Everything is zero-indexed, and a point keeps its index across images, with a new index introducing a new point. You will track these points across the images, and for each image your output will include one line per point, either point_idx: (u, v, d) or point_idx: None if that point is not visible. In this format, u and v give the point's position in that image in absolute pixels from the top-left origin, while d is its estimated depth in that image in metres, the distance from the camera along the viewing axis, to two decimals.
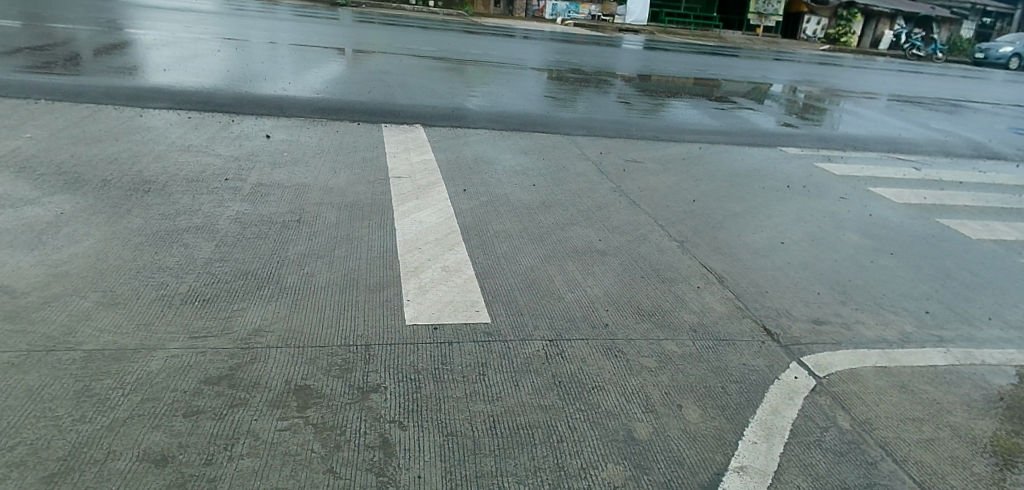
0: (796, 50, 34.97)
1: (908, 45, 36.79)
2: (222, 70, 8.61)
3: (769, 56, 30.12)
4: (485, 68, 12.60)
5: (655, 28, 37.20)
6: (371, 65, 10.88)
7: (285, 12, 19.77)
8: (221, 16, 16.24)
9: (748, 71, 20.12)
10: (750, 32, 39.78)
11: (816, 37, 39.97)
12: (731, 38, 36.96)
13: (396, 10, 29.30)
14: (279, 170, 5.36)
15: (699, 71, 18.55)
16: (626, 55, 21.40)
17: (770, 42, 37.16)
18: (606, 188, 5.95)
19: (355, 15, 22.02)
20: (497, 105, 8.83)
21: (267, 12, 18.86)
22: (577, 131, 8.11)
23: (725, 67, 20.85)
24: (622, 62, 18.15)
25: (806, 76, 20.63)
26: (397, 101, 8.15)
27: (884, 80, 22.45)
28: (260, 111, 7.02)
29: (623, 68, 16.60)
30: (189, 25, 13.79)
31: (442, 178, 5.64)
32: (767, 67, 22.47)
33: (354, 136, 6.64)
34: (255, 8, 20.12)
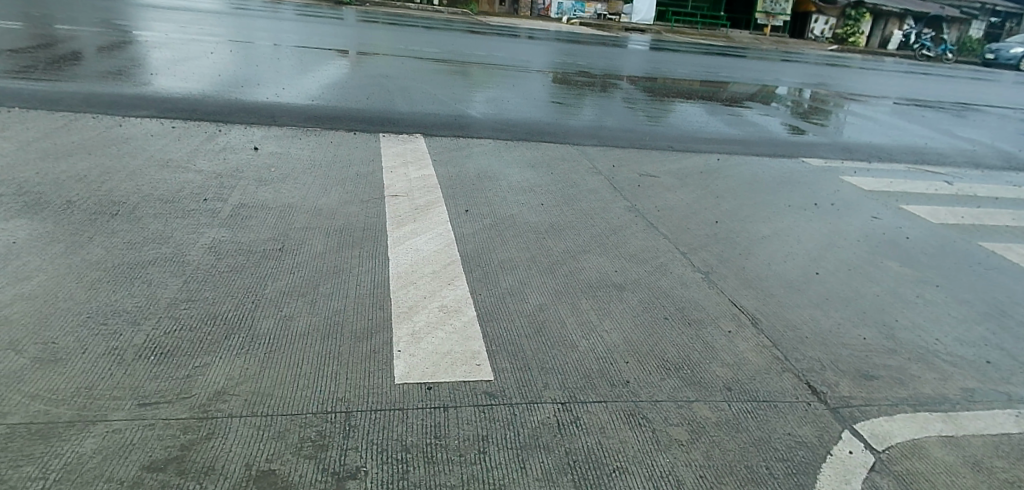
0: (805, 50, 34.37)
1: (919, 45, 36.13)
2: (213, 73, 8.16)
3: (778, 56, 29.56)
4: (490, 71, 12.12)
5: (663, 28, 36.60)
6: (371, 67, 10.42)
7: (286, 11, 19.29)
8: (219, 15, 15.81)
9: (759, 72, 19.60)
10: (758, 31, 39.19)
11: (824, 37, 39.37)
12: (740, 38, 36.38)
13: (400, 9, 28.85)
14: (264, 187, 4.91)
15: (709, 72, 18.03)
16: (634, 55, 20.88)
17: (779, 42, 36.56)
18: (621, 206, 5.47)
19: (358, 15, 21.58)
20: (502, 112, 8.36)
21: (268, 12, 18.42)
22: (587, 141, 7.64)
23: (736, 69, 20.29)
24: (631, 64, 17.64)
25: (817, 78, 20.08)
26: (397, 108, 7.69)
27: (896, 82, 21.88)
28: (249, 119, 6.57)
29: (631, 70, 16.09)
30: (185, 24, 13.35)
31: (442, 197, 5.18)
32: (777, 68, 21.92)
33: (349, 148, 6.19)
34: (255, 7, 19.69)
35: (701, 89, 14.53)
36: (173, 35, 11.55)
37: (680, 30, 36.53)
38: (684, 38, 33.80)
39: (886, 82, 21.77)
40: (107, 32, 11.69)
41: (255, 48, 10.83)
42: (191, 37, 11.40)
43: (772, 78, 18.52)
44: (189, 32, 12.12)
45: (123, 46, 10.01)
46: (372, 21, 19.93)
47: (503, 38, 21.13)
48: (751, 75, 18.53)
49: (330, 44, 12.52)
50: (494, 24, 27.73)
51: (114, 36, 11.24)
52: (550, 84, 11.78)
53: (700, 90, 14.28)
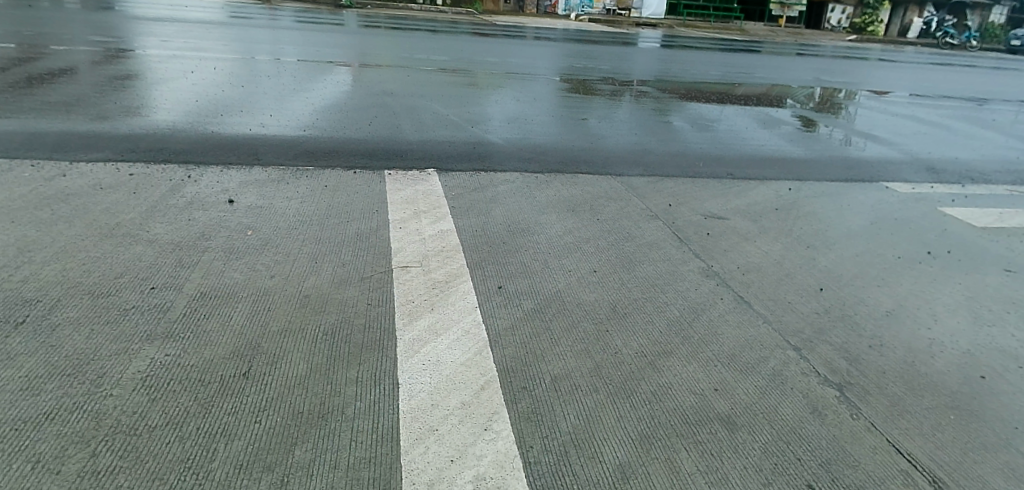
0: (824, 41, 32.90)
1: (941, 31, 34.34)
2: (190, 98, 7.08)
3: (798, 50, 28.16)
4: (505, 81, 10.95)
5: (677, 22, 35.23)
6: (374, 81, 9.30)
7: (283, 18, 18.24)
8: (210, 25, 14.77)
9: (788, 70, 18.28)
10: (773, 23, 37.74)
11: (841, 27, 37.84)
12: (755, 31, 34.98)
13: (402, 11, 27.79)
14: (235, 263, 3.79)
15: (736, 72, 16.74)
16: (652, 55, 19.63)
17: (797, 34, 35.10)
18: (695, 268, 4.27)
19: (358, 19, 20.51)
20: (526, 133, 7.21)
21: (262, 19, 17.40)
22: (628, 169, 6.45)
23: (762, 66, 18.97)
24: (652, 65, 16.41)
25: (846, 73, 18.74)
26: (403, 136, 6.55)
27: (928, 75, 20.47)
28: (227, 159, 5.46)
29: (654, 72, 14.85)
30: (171, 37, 12.31)
31: (466, 266, 4.03)
32: (804, 64, 20.58)
33: (347, 194, 5.05)
34: (249, 14, 18.67)
35: (735, 90, 13.26)
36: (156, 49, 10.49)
37: (694, 24, 35.17)
38: (699, 32, 32.38)
39: (915, 74, 20.32)
40: (83, 46, 10.65)
41: (245, 63, 9.70)
42: (173, 52, 10.30)
43: (801, 75, 17.20)
44: (172, 45, 11.02)
45: (93, 63, 8.92)
46: (374, 25, 18.79)
47: (513, 39, 19.93)
48: (781, 73, 17.22)
49: (329, 55, 11.38)
50: (502, 25, 26.55)
51: (88, 51, 10.17)
52: (573, 94, 10.60)
53: (734, 92, 13.00)
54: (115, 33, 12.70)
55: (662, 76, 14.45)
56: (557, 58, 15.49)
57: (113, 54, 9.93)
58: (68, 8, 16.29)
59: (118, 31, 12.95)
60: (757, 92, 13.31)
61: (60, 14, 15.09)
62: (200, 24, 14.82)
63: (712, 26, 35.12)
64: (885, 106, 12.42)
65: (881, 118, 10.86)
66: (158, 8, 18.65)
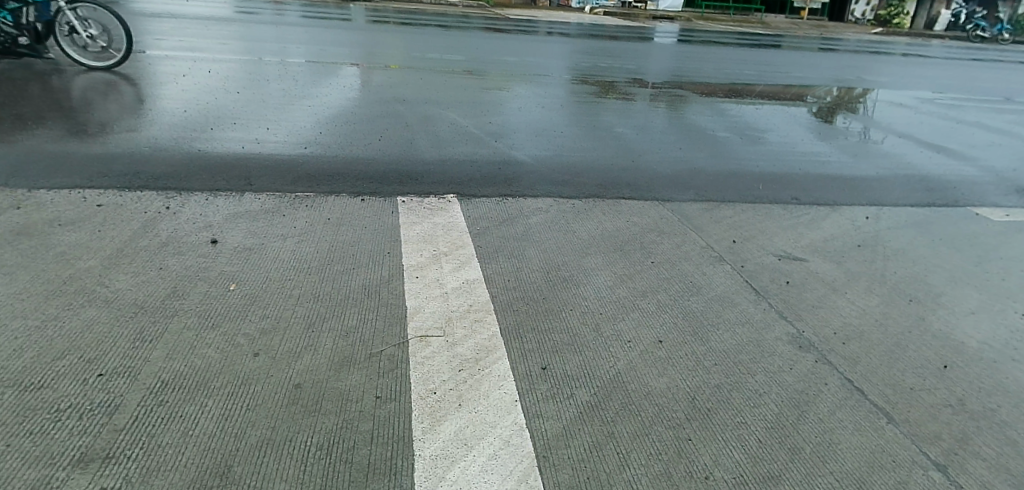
0: (848, 35, 31.63)
1: (970, 25, 32.82)
2: (178, 108, 6.34)
3: (823, 44, 26.98)
4: (525, 83, 10.12)
5: (696, 15, 34.11)
6: (385, 85, 8.52)
7: (288, 13, 17.47)
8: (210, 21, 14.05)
9: (820, 68, 17.27)
10: (794, 16, 36.46)
11: (865, 19, 36.41)
12: (777, 23, 33.78)
13: (412, 5, 27.00)
14: (211, 332, 3.02)
15: (767, 70, 15.78)
16: (675, 51, 18.69)
17: (820, 27, 33.84)
18: (782, 335, 3.44)
19: (367, 14, 19.74)
20: (556, 148, 6.40)
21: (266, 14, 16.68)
22: (676, 193, 5.61)
23: (792, 63, 17.94)
24: (678, 64, 15.49)
25: (879, 71, 17.67)
26: (418, 154, 5.77)
27: (964, 71, 19.31)
28: (214, 185, 4.76)
29: (681, 72, 13.96)
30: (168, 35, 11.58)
31: (499, 334, 3.24)
32: (834, 61, 19.51)
33: (353, 231, 4.30)
34: (252, 9, 17.97)
35: (772, 90, 12.31)
36: (149, 46, 9.76)
37: (713, 17, 34.02)
38: (720, 26, 31.28)
39: (951, 70, 19.15)
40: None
41: (245, 64, 8.96)
42: (168, 50, 9.58)
43: (834, 73, 16.17)
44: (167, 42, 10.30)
45: (77, 60, 8.21)
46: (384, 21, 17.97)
47: (529, 36, 19.05)
48: (814, 72, 16.24)
49: (336, 54, 10.61)
50: (517, 19, 25.64)
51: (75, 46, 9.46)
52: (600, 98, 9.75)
53: (771, 91, 12.04)
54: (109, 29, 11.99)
55: (691, 76, 13.55)
56: (577, 56, 14.61)
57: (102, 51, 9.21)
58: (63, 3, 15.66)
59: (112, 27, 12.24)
60: (796, 92, 12.36)
61: (51, 8, 14.37)
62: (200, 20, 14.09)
63: (732, 19, 33.94)
64: (939, 109, 11.43)
65: (941, 124, 9.89)
66: None
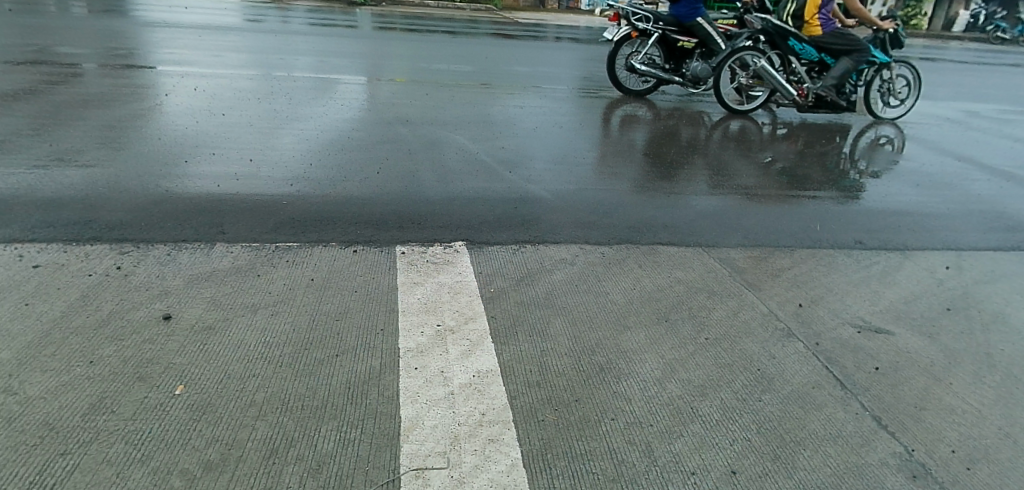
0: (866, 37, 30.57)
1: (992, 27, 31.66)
2: (153, 136, 5.64)
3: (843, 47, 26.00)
4: (537, 97, 9.32)
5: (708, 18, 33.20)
6: (387, 103, 7.80)
7: (287, 19, 16.81)
8: (204, 27, 13.41)
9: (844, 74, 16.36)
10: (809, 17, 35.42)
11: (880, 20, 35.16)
12: None
13: (419, 8, 26.32)
14: (136, 470, 2.28)
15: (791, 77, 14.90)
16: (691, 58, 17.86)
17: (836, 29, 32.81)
18: (887, 460, 2.64)
19: (371, 19, 19.07)
20: (579, 179, 5.62)
21: (264, 20, 16.05)
22: (722, 236, 4.80)
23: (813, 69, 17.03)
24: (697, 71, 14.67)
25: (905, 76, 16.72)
26: (421, 190, 5.03)
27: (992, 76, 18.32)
28: (179, 235, 4.06)
29: None
30: (157, 42, 10.91)
31: (520, 462, 2.46)
32: None
33: (341, 298, 3.54)
34: (250, 15, 17.35)
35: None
36: (128, 58, 9.03)
37: None
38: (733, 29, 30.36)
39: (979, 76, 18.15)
40: (47, 49, 9.20)
41: (234, 79, 8.24)
42: (149, 62, 8.85)
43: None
44: (150, 53, 9.57)
45: (44, 75, 7.48)
46: (385, 27, 17.18)
47: (539, 42, 18.28)
48: None
49: (333, 66, 9.86)
50: (525, 23, 24.75)
51: (45, 55, 8.70)
52: (622, 112, 8.94)
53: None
54: (87, 36, 11.22)
55: None
56: (588, 64, 13.76)
57: (73, 61, 8.45)
58: (52, 9, 15.08)
59: (90, 34, 11.46)
60: None
61: (36, 16, 13.70)
62: (189, 27, 13.32)
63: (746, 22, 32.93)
64: (986, 122, 10.53)
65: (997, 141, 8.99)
66: (153, 6, 17.35)
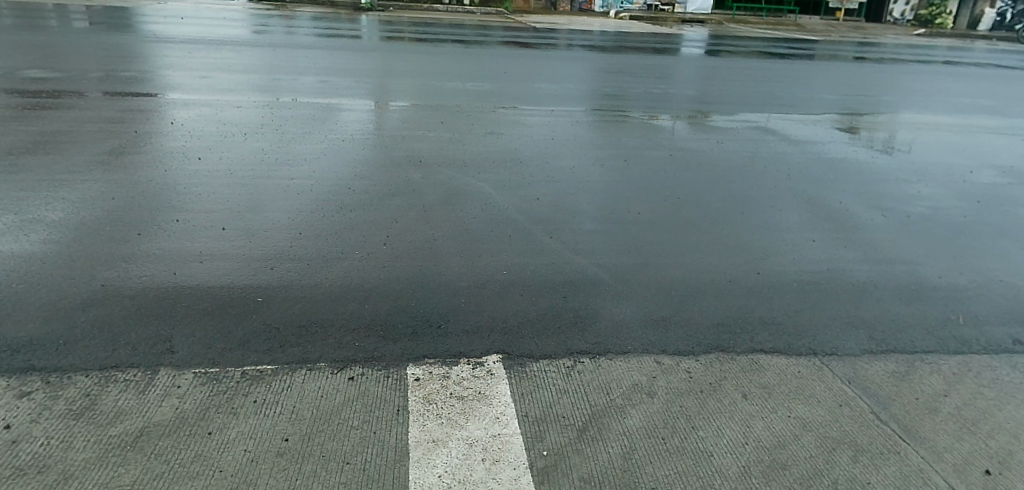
0: (894, 38, 29.20)
1: None
2: (110, 195, 4.57)
3: (873, 50, 24.67)
4: (565, 121, 8.17)
5: (726, 19, 31.93)
6: (394, 138, 6.70)
7: (285, 30, 15.77)
8: (194, 41, 12.37)
9: (886, 81, 15.10)
10: (831, 17, 34.05)
11: (905, 20, 33.83)
12: (816, 27, 31.42)
13: (427, 14, 25.23)
14: None
15: (831, 87, 13.67)
16: (718, 66, 16.64)
17: (860, 29, 31.43)
18: None
19: (375, 28, 17.99)
20: (638, 244, 4.45)
21: (260, 32, 15.02)
22: (837, 340, 3.62)
23: (850, 77, 15.75)
24: (730, 82, 13.45)
25: (949, 82, 15.46)
26: (438, 271, 3.89)
27: None
28: (110, 360, 2.96)
29: (740, 94, 11.94)
30: (139, 59, 9.87)
31: None
32: (893, 72, 17.32)
33: (326, 478, 2.40)
34: (247, 26, 16.32)
35: (854, 116, 10.18)
36: (100, 82, 8.00)
37: (745, 21, 31.78)
38: (755, 31, 29.04)
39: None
40: (12, 73, 8.15)
41: (220, 107, 7.21)
42: (122, 87, 7.82)
43: (902, 87, 14.00)
44: (126, 75, 8.55)
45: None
46: (390, 37, 16.09)
47: (555, 50, 17.12)
48: (885, 86, 14.07)
49: (333, 87, 8.81)
50: (538, 29, 23.65)
51: (5, 81, 7.69)
52: (665, 135, 7.74)
53: (855, 119, 9.92)
54: (63, 52, 10.23)
55: (755, 99, 11.51)
56: (612, 77, 12.60)
57: (34, 88, 7.40)
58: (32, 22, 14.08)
59: (66, 50, 10.46)
60: (889, 118, 10.25)
61: (12, 30, 12.69)
62: (178, 41, 12.36)
63: (765, 22, 31.67)
64: None
65: None
66: (142, 17, 16.35)
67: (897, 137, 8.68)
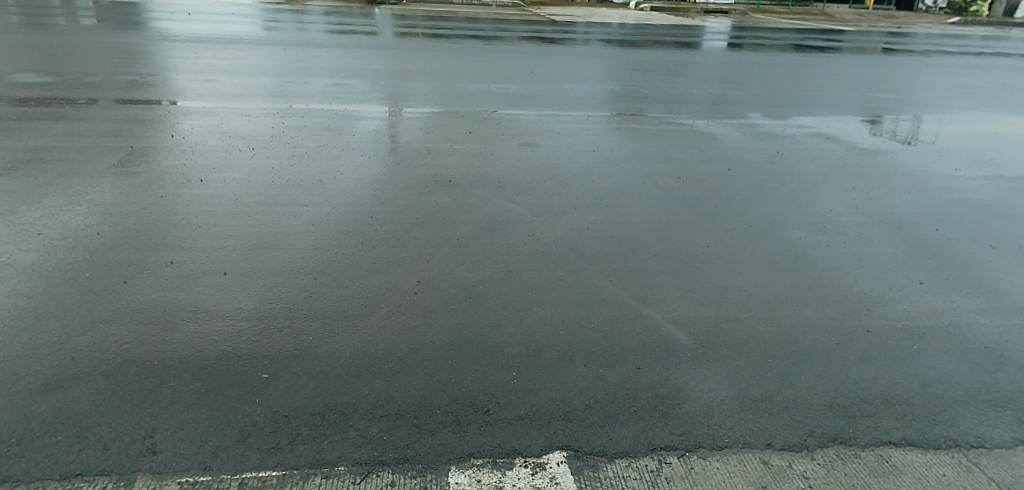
0: (928, 27, 28.01)
1: None
2: (98, 229, 3.97)
3: (909, 41, 23.60)
4: (601, 127, 7.47)
5: (751, 9, 30.87)
6: (416, 151, 6.06)
7: (295, 26, 15.18)
8: (199, 40, 11.78)
9: (931, 74, 14.19)
10: (860, 5, 32.82)
11: (936, 8, 32.57)
12: (845, 16, 30.26)
13: (443, 8, 24.50)
14: None
15: (874, 82, 12.82)
16: (749, 61, 15.81)
17: (891, 18, 30.24)
18: None
19: (391, 23, 17.33)
20: (713, 291, 3.72)
21: (268, 29, 14.43)
22: (984, 423, 2.86)
23: (893, 70, 14.80)
24: (767, 79, 12.63)
25: (997, 76, 14.54)
26: (481, 332, 3.20)
27: None
28: (71, 466, 2.29)
29: (781, 91, 11.12)
30: (141, 61, 9.29)
31: None
32: (934, 64, 16.36)
33: None
34: (256, 22, 15.74)
35: (912, 116, 9.31)
36: (97, 88, 7.41)
37: (771, 11, 30.71)
38: (782, 21, 27.99)
39: None
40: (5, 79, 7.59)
41: (225, 117, 6.60)
42: (120, 93, 7.22)
43: (950, 82, 13.11)
44: (129, 78, 7.98)
45: None
46: (405, 33, 15.42)
47: (578, 46, 16.36)
48: (931, 81, 13.18)
49: (346, 92, 8.19)
50: (559, 22, 22.87)
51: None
52: (714, 143, 7.00)
53: (913, 119, 9.10)
54: (66, 52, 9.71)
55: (798, 97, 10.71)
56: (642, 74, 11.84)
57: (26, 97, 6.82)
58: (33, 20, 13.57)
59: (69, 50, 9.94)
60: (949, 117, 9.41)
61: (12, 29, 12.16)
62: (184, 39, 11.80)
63: (791, 12, 30.57)
64: None
65: None
66: (148, 14, 15.81)
67: (965, 141, 7.84)
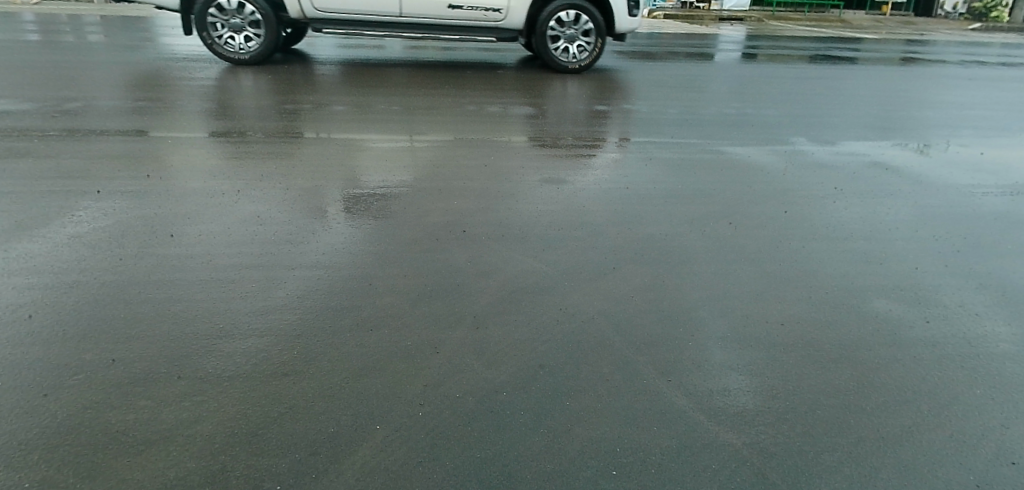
0: (953, 34, 26.96)
1: None
2: (34, 312, 3.23)
3: (935, 49, 22.61)
4: (631, 156, 6.67)
5: (769, 16, 29.96)
6: (422, 191, 5.30)
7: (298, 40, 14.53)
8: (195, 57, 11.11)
9: (973, 88, 13.28)
10: (879, 11, 31.81)
11: (957, 13, 31.44)
12: (865, 23, 29.29)
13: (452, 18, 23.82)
14: None
15: (914, 98, 11.94)
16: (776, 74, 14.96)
17: (913, 24, 29.23)
18: None
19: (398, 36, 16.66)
20: (798, 399, 2.91)
21: (269, 44, 13.76)
22: None
23: (931, 84, 13.89)
24: (798, 95, 11.78)
25: None
26: (506, 473, 2.40)
27: None
28: None
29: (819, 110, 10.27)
30: (126, 83, 8.60)
31: None
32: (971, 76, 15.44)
33: None
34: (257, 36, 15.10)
35: (971, 139, 8.44)
36: (73, 116, 6.71)
37: (788, 18, 29.79)
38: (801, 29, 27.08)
39: None
40: None
41: (209, 149, 5.88)
42: (96, 122, 6.52)
43: (995, 98, 12.22)
44: (111, 104, 7.28)
45: None
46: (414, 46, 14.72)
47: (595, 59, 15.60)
48: (976, 97, 12.28)
49: (346, 116, 7.45)
50: None
51: None
52: (759, 176, 6.19)
53: (972, 142, 8.23)
54: (47, 73, 9.02)
55: (837, 117, 9.86)
56: (667, 91, 11.04)
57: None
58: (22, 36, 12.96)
59: (53, 70, 9.26)
60: (1010, 141, 8.53)
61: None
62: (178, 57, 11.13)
63: (810, 20, 29.61)
64: None
65: None
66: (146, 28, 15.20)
67: None
